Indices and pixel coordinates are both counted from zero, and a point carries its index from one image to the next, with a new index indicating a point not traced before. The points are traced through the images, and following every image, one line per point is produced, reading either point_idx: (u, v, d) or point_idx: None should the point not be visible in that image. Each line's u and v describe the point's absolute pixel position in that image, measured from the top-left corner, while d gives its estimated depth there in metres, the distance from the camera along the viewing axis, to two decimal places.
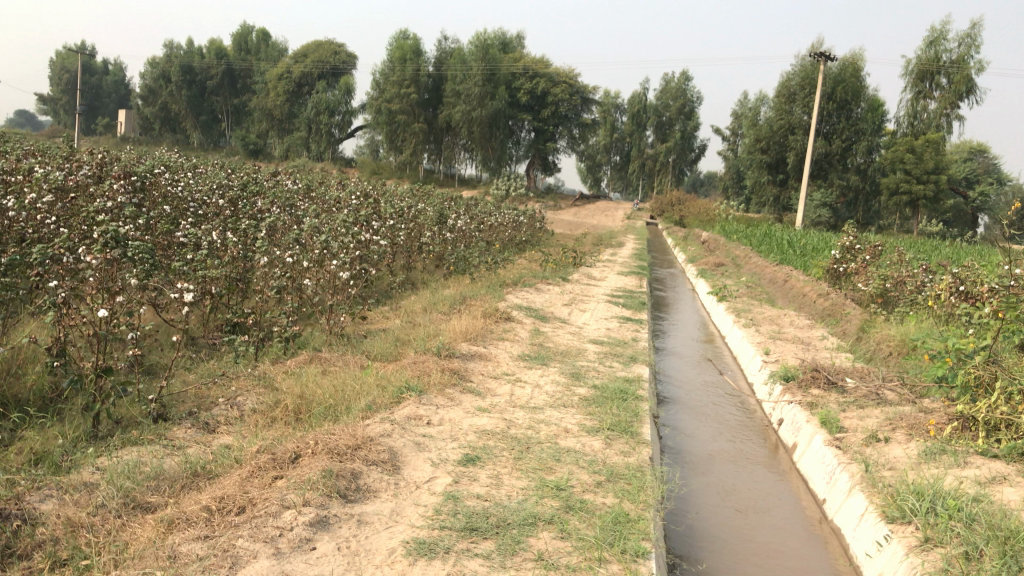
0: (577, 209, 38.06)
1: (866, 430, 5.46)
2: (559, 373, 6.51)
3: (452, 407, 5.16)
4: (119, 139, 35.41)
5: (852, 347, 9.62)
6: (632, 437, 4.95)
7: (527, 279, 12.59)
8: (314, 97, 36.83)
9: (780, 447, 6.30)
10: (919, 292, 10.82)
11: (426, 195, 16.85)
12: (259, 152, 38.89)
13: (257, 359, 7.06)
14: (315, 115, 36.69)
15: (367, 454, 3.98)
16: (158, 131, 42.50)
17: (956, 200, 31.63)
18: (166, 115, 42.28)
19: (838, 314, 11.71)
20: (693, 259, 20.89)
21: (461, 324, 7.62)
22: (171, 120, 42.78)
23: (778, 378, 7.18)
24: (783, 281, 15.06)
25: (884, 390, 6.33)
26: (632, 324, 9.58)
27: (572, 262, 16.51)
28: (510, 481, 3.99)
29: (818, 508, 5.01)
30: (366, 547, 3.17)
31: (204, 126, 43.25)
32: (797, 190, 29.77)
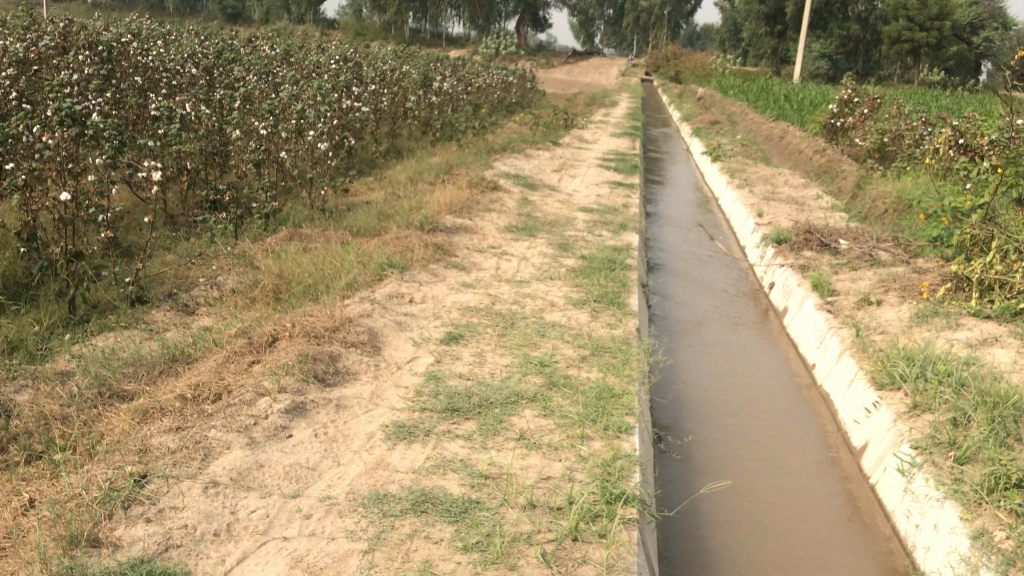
0: (570, 67, 36.92)
1: (858, 293, 5.36)
2: (546, 244, 6.37)
3: (435, 284, 5.03)
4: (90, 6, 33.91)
5: (848, 206, 9.43)
6: (619, 309, 4.85)
7: (516, 144, 12.27)
8: None
9: (771, 311, 6.24)
10: (917, 146, 10.54)
11: (410, 57, 16.23)
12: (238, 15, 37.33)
13: (237, 238, 6.89)
14: None
15: (345, 336, 3.88)
16: None
17: (959, 47, 30.62)
18: None
19: (834, 171, 11.47)
20: (688, 117, 20.37)
21: (446, 195, 7.41)
22: None
23: (770, 241, 7.04)
24: (778, 138, 14.71)
25: (878, 251, 6.20)
26: (623, 189, 9.36)
27: (563, 124, 16.09)
28: (493, 359, 3.91)
29: (807, 373, 4.97)
30: (343, 433, 3.10)
31: None
32: (795, 41, 28.78)
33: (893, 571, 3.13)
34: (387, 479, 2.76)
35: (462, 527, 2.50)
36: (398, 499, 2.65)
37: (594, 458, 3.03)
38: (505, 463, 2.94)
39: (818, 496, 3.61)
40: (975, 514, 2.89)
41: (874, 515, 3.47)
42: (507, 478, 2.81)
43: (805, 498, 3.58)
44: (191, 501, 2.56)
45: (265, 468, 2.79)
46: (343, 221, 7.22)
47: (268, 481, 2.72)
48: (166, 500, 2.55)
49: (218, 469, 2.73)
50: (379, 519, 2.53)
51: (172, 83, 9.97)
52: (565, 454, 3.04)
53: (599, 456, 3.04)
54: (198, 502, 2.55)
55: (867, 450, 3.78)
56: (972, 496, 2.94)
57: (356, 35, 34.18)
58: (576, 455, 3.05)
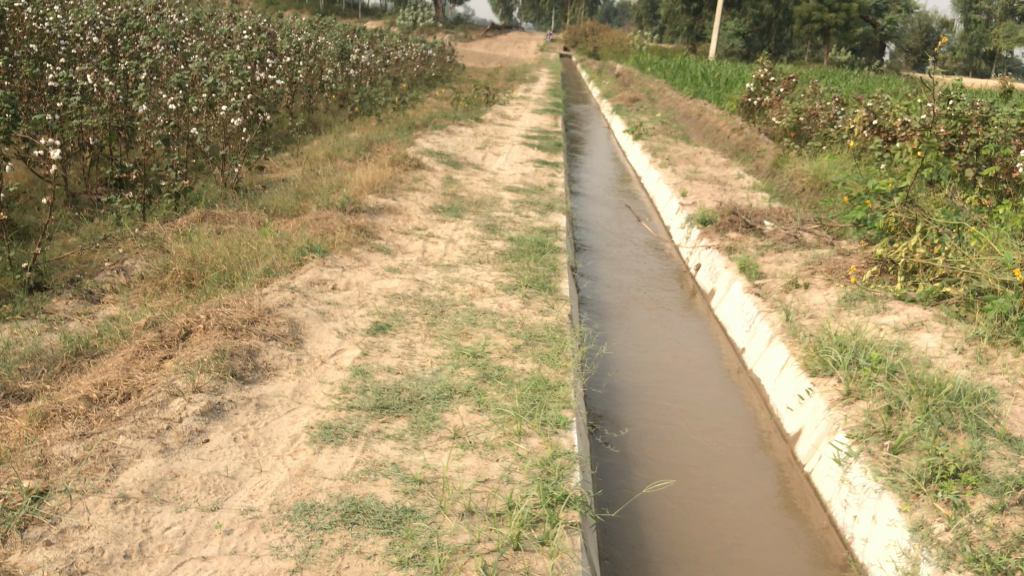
0: (489, 41, 36.55)
1: (785, 276, 5.37)
2: (472, 225, 6.20)
3: (359, 270, 4.81)
4: None
5: (768, 185, 9.53)
6: (551, 295, 4.73)
7: (437, 120, 12.01)
8: None
9: (698, 293, 6.24)
10: (832, 126, 10.72)
11: (326, 28, 15.72)
12: None
13: (145, 219, 6.51)
14: None
15: (265, 329, 3.65)
16: None
17: (866, 28, 31.44)
18: None
19: (752, 150, 11.60)
20: (608, 94, 20.37)
21: (367, 174, 7.16)
22: None
23: (695, 223, 7.02)
24: (697, 115, 14.82)
25: (802, 233, 6.24)
26: (548, 168, 9.24)
27: (485, 99, 15.85)
28: (423, 350, 3.75)
29: (737, 357, 4.97)
30: (266, 436, 2.90)
31: None
32: (711, 19, 29.04)
33: (829, 562, 3.13)
34: (315, 488, 2.59)
35: (397, 539, 2.35)
36: (327, 509, 2.47)
37: (533, 456, 2.90)
38: (439, 466, 2.79)
39: (756, 487, 3.58)
40: (913, 505, 2.88)
41: (811, 504, 3.46)
42: (443, 482, 2.66)
43: (742, 489, 3.55)
44: (97, 519, 2.32)
45: (180, 478, 2.56)
46: (259, 200, 6.90)
47: (184, 492, 2.50)
48: (70, 519, 2.30)
49: (128, 481, 2.49)
50: (308, 533, 2.36)
51: (71, 51, 9.37)
52: (502, 454, 2.91)
53: (538, 455, 2.92)
54: (106, 520, 2.31)
55: (802, 437, 3.77)
56: (910, 487, 2.93)
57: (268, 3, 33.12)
58: (514, 454, 2.91)
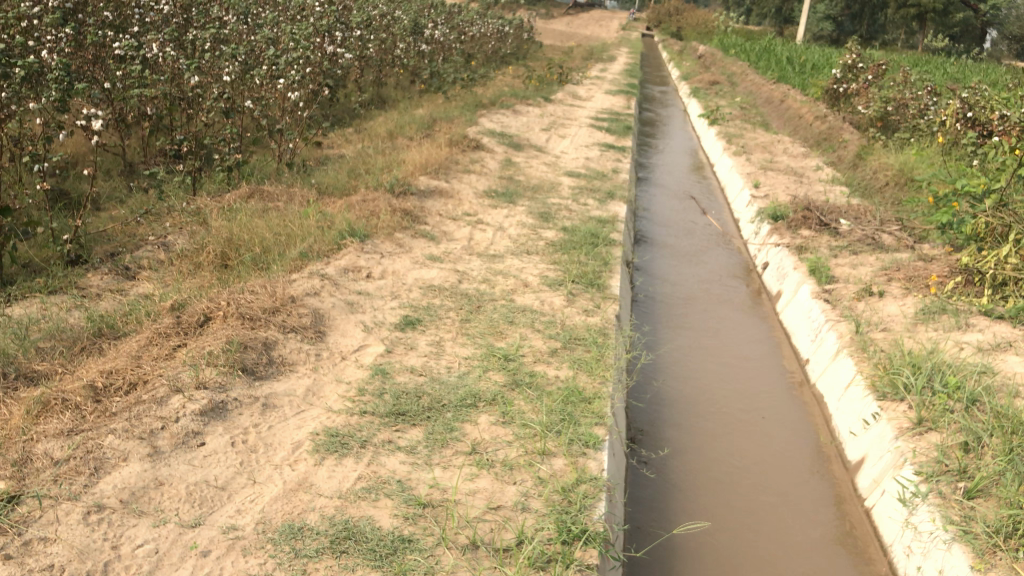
0: (570, 19, 35.96)
1: (858, 282, 4.94)
2: (526, 212, 5.91)
3: (398, 257, 4.58)
4: None
5: (848, 178, 8.98)
6: (599, 292, 4.43)
7: (505, 99, 11.72)
8: None
9: (763, 293, 5.84)
10: (922, 117, 10.06)
11: (402, 2, 15.52)
12: None
13: (196, 192, 6.40)
14: None
15: (286, 319, 3.44)
16: None
17: (966, 14, 29.83)
18: None
19: (834, 140, 10.98)
20: (686, 77, 19.73)
21: (422, 154, 6.92)
22: None
23: (766, 218, 6.59)
24: (779, 101, 14.18)
25: (880, 234, 5.77)
26: (614, 153, 8.86)
27: (557, 78, 15.48)
28: (452, 350, 3.48)
29: (800, 368, 4.58)
30: (266, 442, 2.69)
31: None
32: (801, 2, 27.88)
33: None
34: (307, 506, 2.37)
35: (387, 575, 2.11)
36: (317, 533, 2.25)
37: (555, 480, 2.62)
38: (449, 486, 2.54)
39: (811, 521, 3.23)
40: (989, 565, 2.51)
41: (871, 545, 3.10)
42: (448, 508, 2.41)
43: (795, 524, 3.20)
44: (65, 531, 2.14)
45: (164, 487, 2.37)
46: (311, 177, 6.73)
47: (165, 504, 2.30)
48: (37, 528, 2.13)
49: (107, 488, 2.31)
50: (290, 561, 2.13)
51: (140, 19, 9.37)
52: (521, 476, 2.64)
53: (560, 479, 2.64)
54: (74, 534, 2.13)
55: (864, 467, 3.40)
56: (985, 541, 2.57)
57: None
58: (535, 476, 2.64)
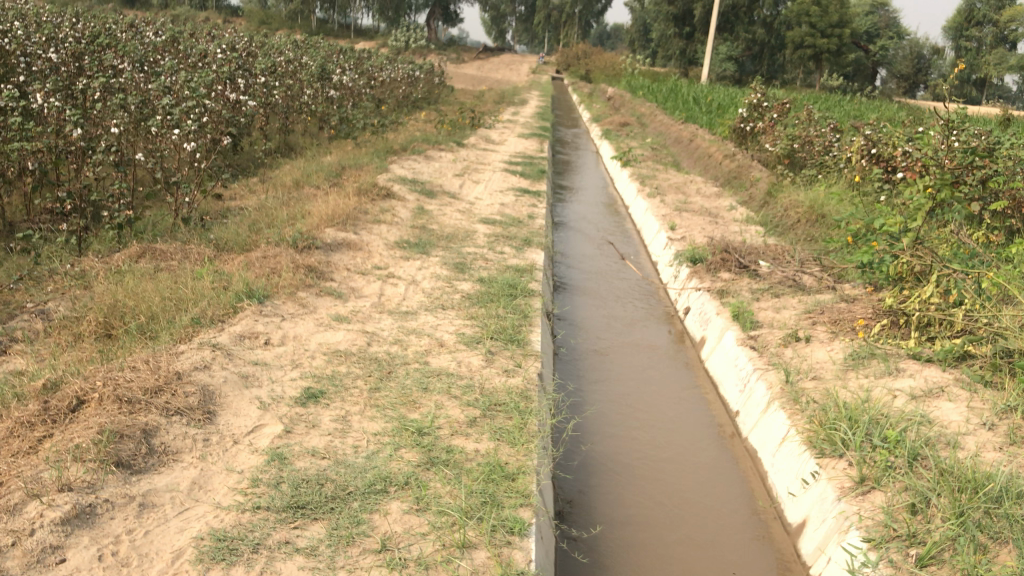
0: (481, 64, 36.13)
1: (784, 326, 4.81)
2: (439, 263, 5.62)
3: (300, 319, 4.23)
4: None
5: (761, 217, 9.00)
6: (520, 348, 4.18)
7: (416, 144, 11.47)
8: None
9: (686, 339, 5.68)
10: (827, 153, 10.23)
11: (309, 48, 15.20)
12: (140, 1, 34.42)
13: (82, 253, 5.91)
14: None
15: (169, 401, 3.05)
16: None
17: (858, 54, 31.11)
18: None
19: (745, 178, 11.07)
20: (598, 119, 19.90)
21: (329, 205, 6.59)
22: None
23: (685, 261, 6.47)
24: (688, 140, 14.33)
25: (801, 275, 5.68)
26: (529, 197, 8.68)
27: (470, 122, 15.35)
28: (360, 426, 3.15)
29: (729, 419, 4.40)
30: (141, 552, 2.32)
31: None
32: (704, 44, 28.64)
33: None
34: None
35: None
36: None
37: None
38: None
39: None
40: None
41: None
42: None
43: None
44: None
45: None
46: (210, 232, 6.32)
47: None
48: None
49: None
50: None
51: (26, 69, 8.82)
52: None
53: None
54: None
55: (806, 530, 3.20)
56: None
57: (261, 23, 32.90)
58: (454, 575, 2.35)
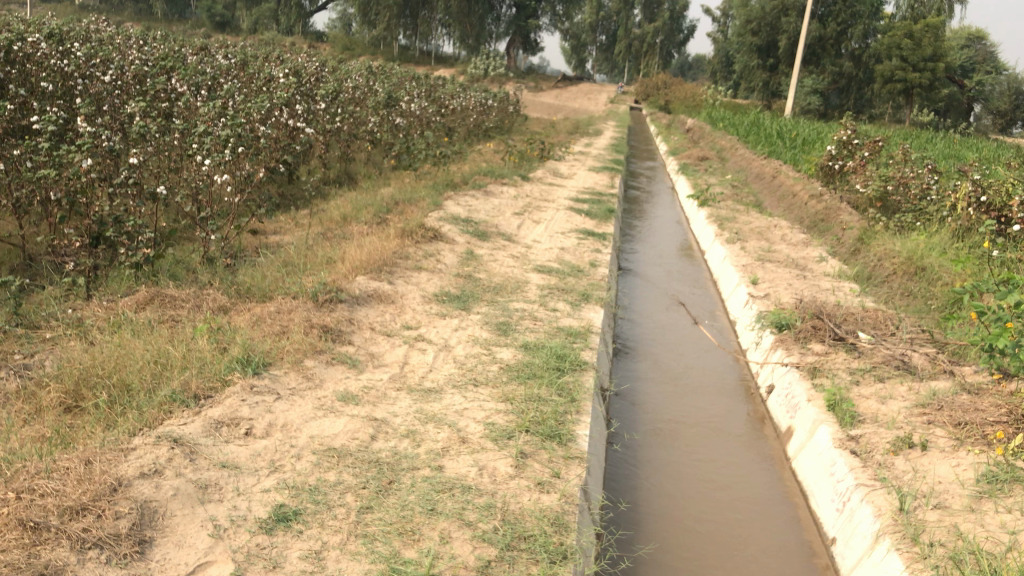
0: (558, 92, 35.55)
1: (892, 425, 3.89)
2: (480, 323, 4.87)
3: (299, 398, 3.52)
4: (79, 4, 31.54)
5: (852, 269, 8.02)
6: (562, 447, 3.38)
7: (478, 177, 10.81)
8: None
9: (769, 425, 4.81)
10: (925, 197, 9.19)
11: (378, 74, 14.75)
12: (228, 25, 34.61)
13: (91, 295, 5.32)
14: None
15: (88, 528, 2.35)
16: None
17: (951, 90, 29.44)
18: None
19: (832, 223, 10.06)
20: (674, 152, 19.02)
21: (366, 249, 5.93)
22: None
23: (769, 325, 5.58)
24: (770, 178, 13.38)
25: (910, 354, 4.73)
26: (594, 241, 7.91)
27: (539, 154, 14.67)
28: (336, 570, 2.40)
29: (823, 546, 3.54)
30: None
31: None
32: (788, 76, 27.48)
33: None
34: None
35: None
36: None
37: None
38: None
39: None
40: None
41: None
42: None
43: None
44: None
45: None
46: (234, 275, 5.70)
47: None
48: None
49: None
50: None
51: (81, 90, 8.46)
52: None
53: None
54: None
55: None
56: None
57: (343, 49, 33.20)
58: None
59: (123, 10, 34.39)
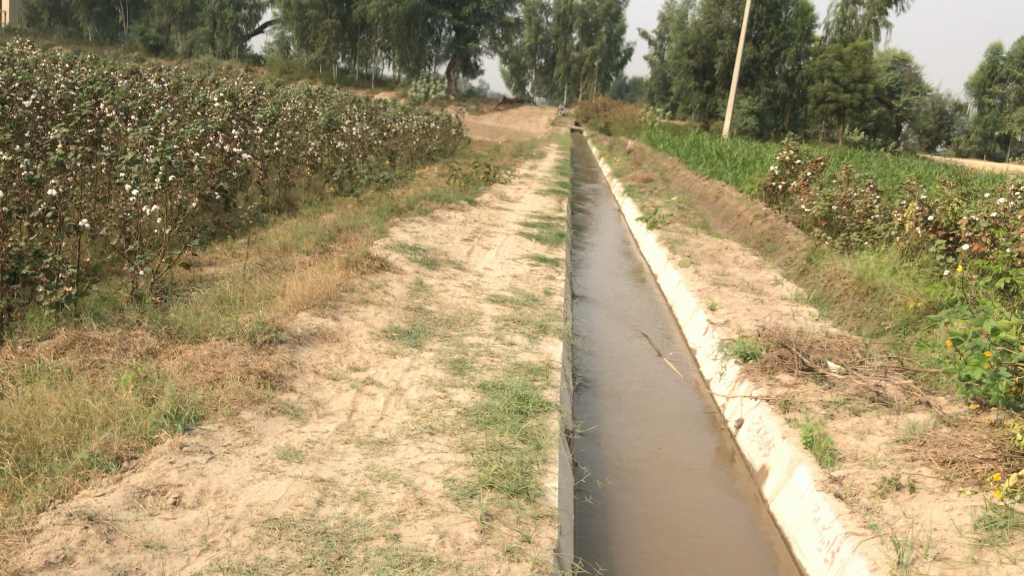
0: (499, 114, 35.48)
1: (875, 465, 3.67)
2: (434, 362, 4.54)
3: (236, 457, 3.16)
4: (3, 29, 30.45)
5: (805, 291, 7.90)
6: (531, 505, 3.08)
7: (423, 202, 10.49)
8: None
9: (739, 460, 4.58)
10: (869, 217, 9.05)
11: (318, 97, 14.37)
12: (161, 49, 33.76)
13: (5, 339, 4.83)
14: (221, 9, 33.09)
15: None
16: (47, 24, 34.95)
17: (881, 110, 30.09)
18: (56, 5, 34.90)
19: (780, 243, 9.98)
20: (618, 173, 18.95)
21: (307, 282, 5.57)
22: (61, 11, 35.29)
23: (733, 355, 5.36)
24: (715, 198, 13.34)
25: (883, 385, 4.54)
26: (546, 268, 7.66)
27: (484, 177, 14.42)
28: None
29: None
30: None
31: (98, 19, 35.94)
32: (725, 97, 27.78)
33: None
34: None
35: None
36: None
37: None
38: None
39: None
40: None
41: None
42: None
43: None
44: None
45: None
46: (165, 313, 5.27)
47: None
48: None
49: None
50: None
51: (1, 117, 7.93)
52: None
53: None
54: None
55: None
56: None
57: (281, 72, 32.67)
58: None
59: (51, 33, 33.32)
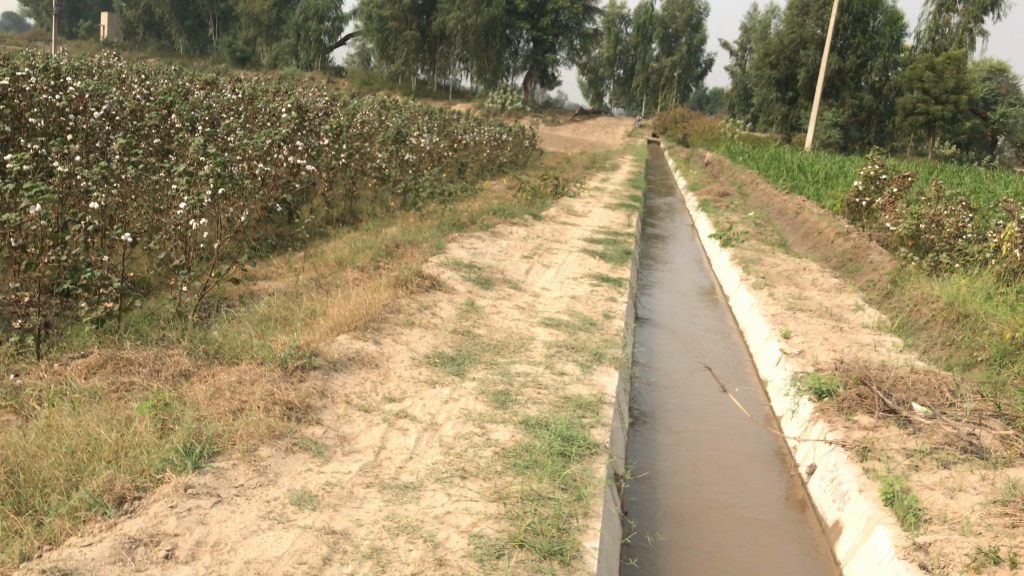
0: (575, 125, 35.12)
1: (968, 532, 3.21)
2: (477, 393, 4.23)
3: (245, 502, 2.91)
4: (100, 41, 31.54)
5: (889, 318, 7.33)
6: (564, 570, 2.74)
7: (486, 216, 10.23)
8: (301, 2, 33.54)
9: (810, 509, 4.15)
10: (960, 236, 8.36)
11: (389, 108, 14.28)
12: (247, 61, 34.48)
13: (42, 357, 4.68)
14: (304, 22, 33.61)
15: None
16: (141, 37, 36.13)
17: (975, 122, 28.64)
18: (150, 19, 36.01)
19: (863, 263, 9.37)
20: (694, 187, 18.39)
21: (353, 302, 5.33)
22: (155, 24, 36.38)
23: (807, 390, 4.90)
24: (794, 214, 12.73)
25: (979, 434, 4.03)
26: (609, 288, 7.30)
27: (554, 190, 14.10)
28: None
29: None
30: None
31: (189, 31, 36.90)
32: (808, 109, 26.86)
33: None
34: None
35: None
36: None
37: None
38: None
39: None
40: None
41: None
42: None
43: None
44: None
45: None
46: (205, 331, 5.07)
47: None
48: None
49: None
50: None
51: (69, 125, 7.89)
52: None
53: None
54: None
55: None
56: None
57: (361, 84, 33.00)
58: None
59: (144, 46, 34.35)
